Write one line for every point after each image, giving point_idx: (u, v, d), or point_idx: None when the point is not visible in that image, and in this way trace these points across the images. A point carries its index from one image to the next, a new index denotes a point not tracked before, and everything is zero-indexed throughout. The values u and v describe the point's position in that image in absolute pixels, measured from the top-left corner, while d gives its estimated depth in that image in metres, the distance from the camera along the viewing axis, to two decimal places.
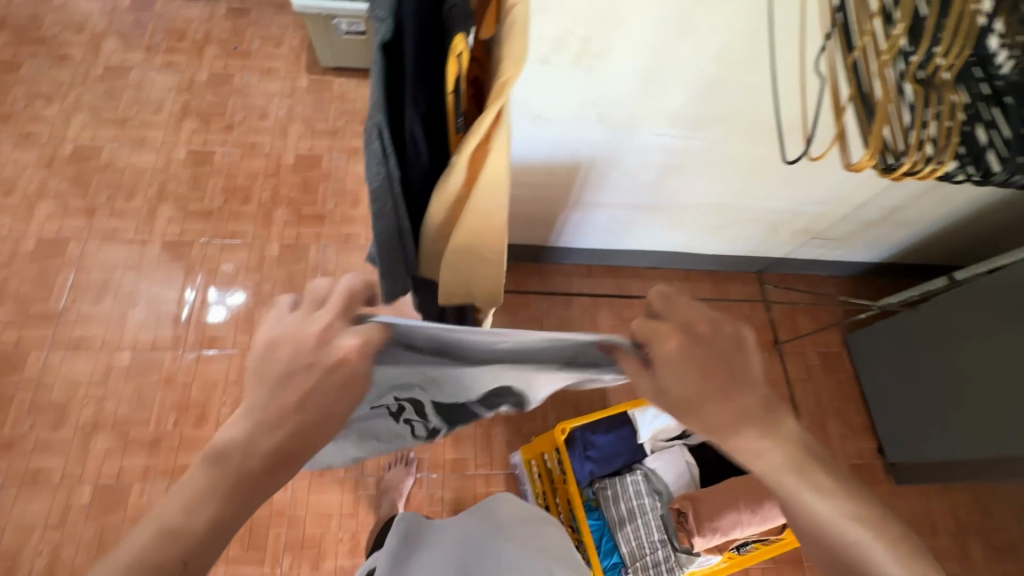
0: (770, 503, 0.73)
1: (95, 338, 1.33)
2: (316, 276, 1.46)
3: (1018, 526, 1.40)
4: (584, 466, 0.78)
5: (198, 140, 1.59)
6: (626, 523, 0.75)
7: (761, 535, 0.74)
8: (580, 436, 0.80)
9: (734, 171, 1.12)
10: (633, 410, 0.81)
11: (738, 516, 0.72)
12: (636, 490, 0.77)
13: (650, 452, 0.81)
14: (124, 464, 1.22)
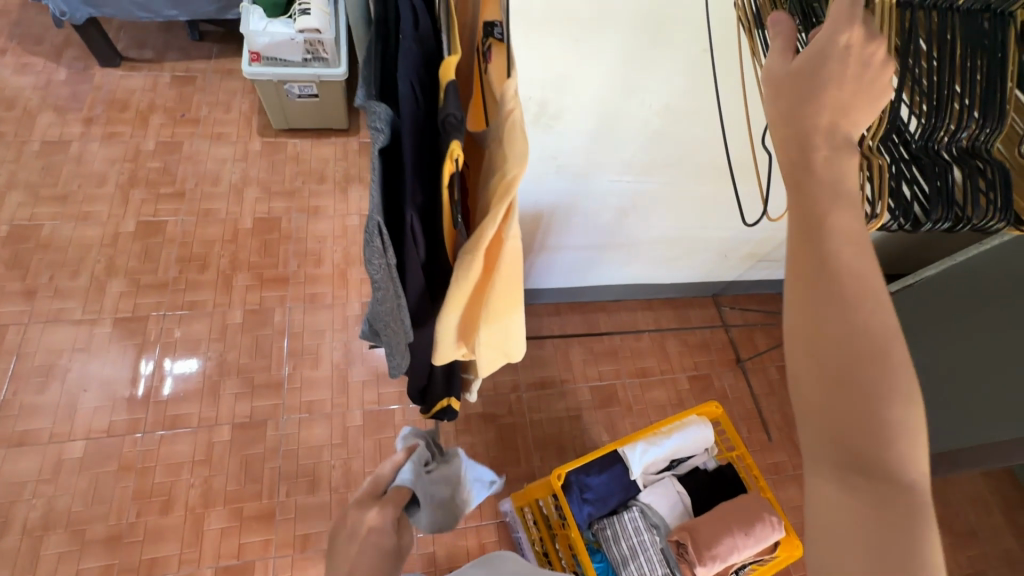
0: (762, 524, 0.77)
1: (41, 430, 1.23)
2: (284, 339, 1.42)
3: (974, 511, 1.50)
4: (582, 509, 0.79)
5: (148, 211, 1.55)
6: (629, 562, 0.77)
7: (757, 555, 0.78)
8: (575, 479, 0.80)
9: (684, 207, 1.21)
10: (623, 447, 0.83)
11: (734, 541, 0.75)
12: (635, 526, 0.79)
13: (643, 487, 0.83)
14: (81, 568, 1.12)
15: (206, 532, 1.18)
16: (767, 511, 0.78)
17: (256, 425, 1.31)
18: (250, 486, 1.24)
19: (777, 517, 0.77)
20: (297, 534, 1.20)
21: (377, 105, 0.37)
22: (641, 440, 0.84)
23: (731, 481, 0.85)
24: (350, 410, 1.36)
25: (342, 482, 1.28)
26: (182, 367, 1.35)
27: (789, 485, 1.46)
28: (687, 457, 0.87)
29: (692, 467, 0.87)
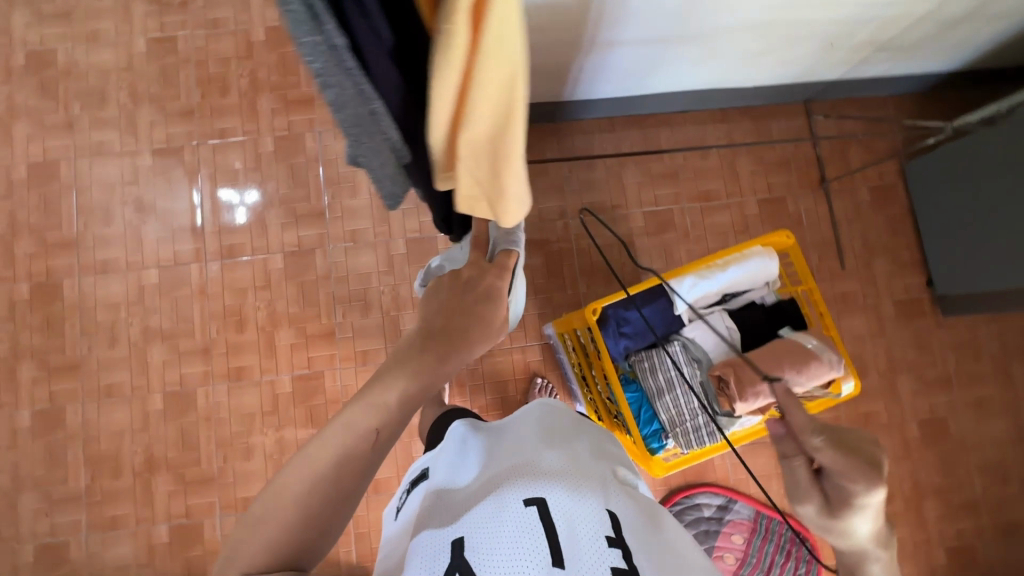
0: (818, 363, 0.71)
1: (118, 259, 1.33)
2: (319, 168, 1.36)
3: None
4: (618, 342, 0.76)
5: (155, 26, 1.40)
6: (665, 394, 0.74)
7: (807, 392, 0.73)
8: (612, 313, 0.77)
9: None
10: (668, 281, 0.75)
11: (783, 379, 0.70)
12: (674, 361, 0.75)
13: (687, 322, 0.77)
14: (184, 373, 1.30)
15: (279, 347, 1.31)
16: (828, 352, 0.71)
17: (306, 253, 1.34)
18: (310, 309, 1.32)
19: (836, 356, 0.71)
20: (358, 350, 1.31)
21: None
22: (691, 273, 0.75)
23: (790, 316, 0.77)
24: (393, 239, 1.34)
25: (393, 306, 1.34)
26: (255, 196, 1.36)
27: (855, 314, 1.36)
28: (743, 291, 0.78)
29: (749, 301, 0.78)
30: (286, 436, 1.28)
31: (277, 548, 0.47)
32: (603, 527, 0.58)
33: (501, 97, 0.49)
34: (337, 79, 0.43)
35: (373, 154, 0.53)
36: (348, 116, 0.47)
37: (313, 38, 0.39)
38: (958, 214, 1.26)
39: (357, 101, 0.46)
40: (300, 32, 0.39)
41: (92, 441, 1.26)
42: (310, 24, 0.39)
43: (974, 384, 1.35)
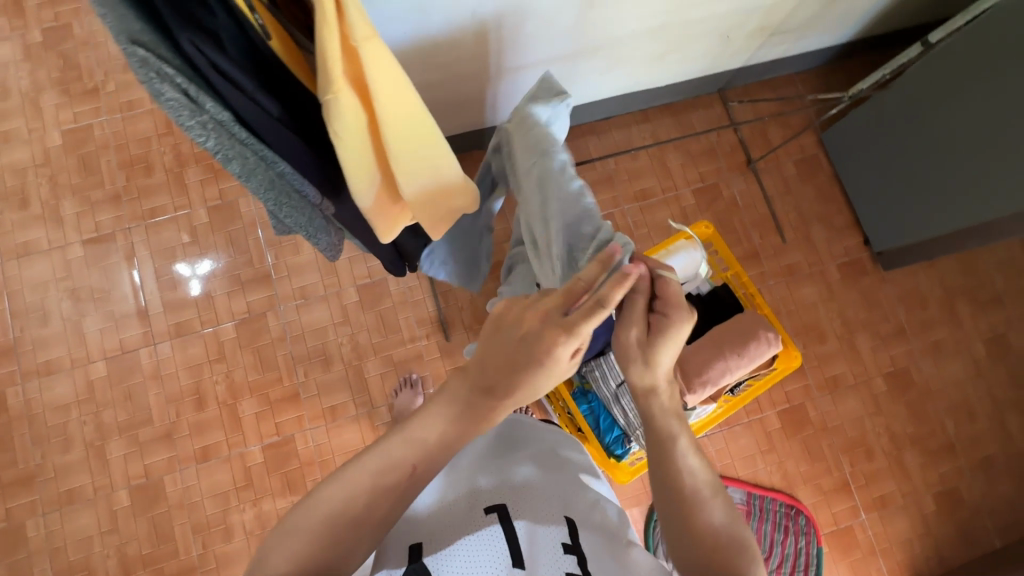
0: (756, 343, 0.73)
1: (62, 358, 1.28)
2: (257, 231, 1.35)
3: (1003, 276, 1.43)
4: None
5: (68, 117, 1.38)
6: (619, 400, 0.77)
7: (753, 372, 0.75)
8: None
9: None
10: None
11: (726, 364, 0.72)
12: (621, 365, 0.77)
13: None
14: (148, 463, 1.25)
15: (244, 418, 1.27)
16: (764, 331, 0.73)
17: (257, 318, 1.31)
18: (270, 374, 1.29)
19: (773, 333, 0.73)
20: (325, 407, 1.28)
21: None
22: None
23: (725, 301, 0.81)
24: (343, 288, 1.33)
25: (354, 355, 1.32)
26: (208, 265, 1.33)
27: (805, 284, 1.41)
28: None
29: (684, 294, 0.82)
30: (264, 507, 1.24)
31: (300, 562, 0.44)
32: (560, 535, 0.56)
33: (415, 147, 0.59)
34: (234, 150, 0.51)
35: (296, 205, 0.60)
36: (260, 179, 0.55)
37: (195, 120, 0.47)
38: (878, 173, 1.32)
39: (262, 166, 0.54)
40: (182, 119, 0.47)
41: (59, 553, 1.20)
42: (190, 109, 0.47)
43: (927, 331, 1.40)
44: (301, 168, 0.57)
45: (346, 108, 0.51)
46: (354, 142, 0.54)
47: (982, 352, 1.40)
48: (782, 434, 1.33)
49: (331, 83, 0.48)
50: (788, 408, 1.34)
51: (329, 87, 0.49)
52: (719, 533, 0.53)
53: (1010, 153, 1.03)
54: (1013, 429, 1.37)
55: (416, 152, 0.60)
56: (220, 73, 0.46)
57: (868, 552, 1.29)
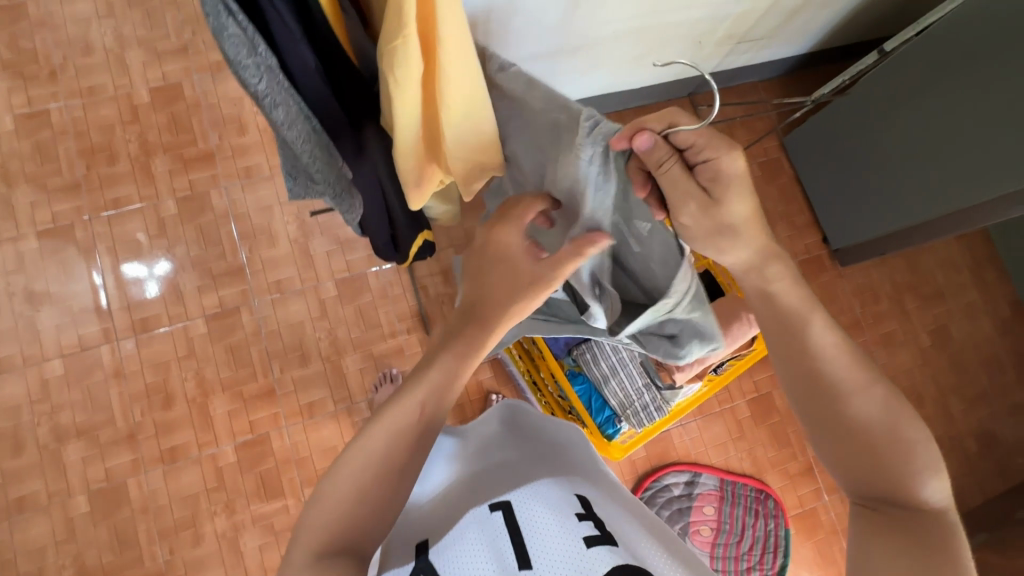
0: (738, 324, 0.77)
1: (12, 356, 1.20)
2: (229, 223, 1.31)
3: (944, 273, 1.56)
4: (558, 339, 0.86)
5: (21, 101, 1.30)
6: (610, 379, 0.81)
7: (737, 352, 0.80)
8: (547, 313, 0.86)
9: None
10: None
11: (712, 343, 0.76)
12: (612, 346, 0.80)
13: None
14: (110, 466, 1.18)
15: (215, 416, 1.23)
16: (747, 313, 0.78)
17: (230, 313, 1.27)
18: (243, 370, 1.25)
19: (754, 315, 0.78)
20: (302, 404, 1.25)
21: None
22: None
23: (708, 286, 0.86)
24: (321, 282, 1.31)
25: (332, 350, 1.30)
26: (168, 265, 1.28)
27: None
28: None
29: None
30: (237, 509, 1.19)
31: (337, 524, 0.49)
32: (571, 507, 0.54)
33: (467, 107, 0.58)
34: (282, 98, 0.49)
35: (326, 163, 0.59)
36: (300, 132, 0.53)
37: (251, 59, 0.45)
38: (835, 175, 1.42)
39: (302, 119, 0.52)
40: (239, 57, 0.44)
41: (8, 565, 1.11)
42: (246, 47, 0.45)
43: (879, 323, 1.50)
44: (330, 127, 0.56)
45: (413, 55, 0.50)
46: (408, 93, 0.54)
47: (927, 342, 1.51)
48: (751, 421, 1.39)
49: (404, 26, 0.47)
50: (757, 397, 1.40)
51: (399, 31, 0.48)
52: (871, 431, 0.53)
53: (954, 153, 1.13)
54: (955, 414, 1.48)
55: (465, 111, 0.59)
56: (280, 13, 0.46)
57: (831, 532, 1.36)
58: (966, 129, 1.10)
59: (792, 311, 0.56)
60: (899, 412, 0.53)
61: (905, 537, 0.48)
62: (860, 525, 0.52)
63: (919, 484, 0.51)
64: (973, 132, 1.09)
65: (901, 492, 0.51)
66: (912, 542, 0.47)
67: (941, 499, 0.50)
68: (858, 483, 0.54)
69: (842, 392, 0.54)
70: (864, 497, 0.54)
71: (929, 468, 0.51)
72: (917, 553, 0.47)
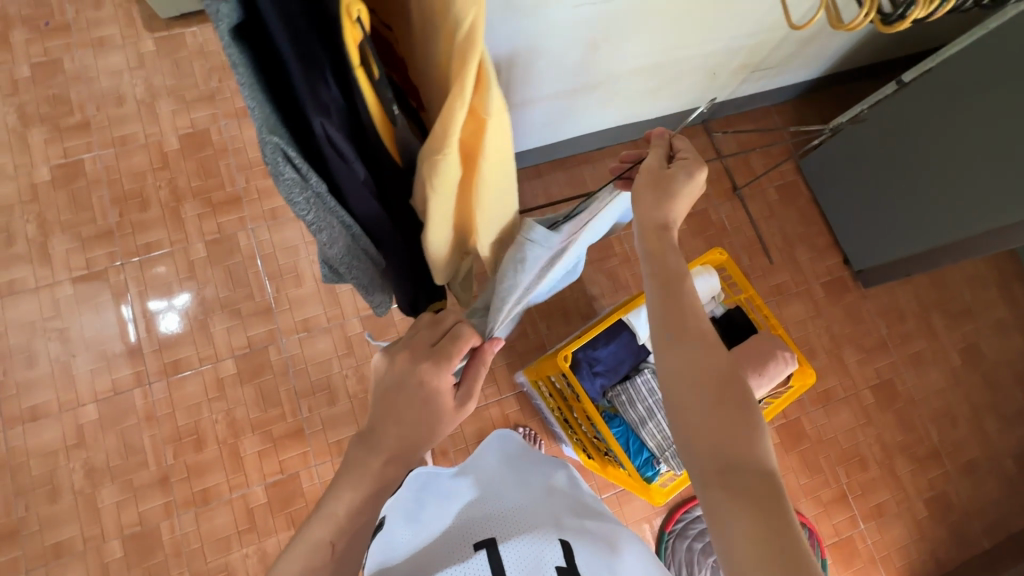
0: (775, 362, 0.80)
1: (49, 402, 1.22)
2: (257, 264, 1.33)
3: (970, 290, 1.54)
4: (594, 382, 0.88)
5: (58, 152, 1.35)
6: (647, 421, 0.84)
7: (774, 388, 0.83)
8: (583, 357, 0.88)
9: (662, 23, 1.01)
10: (627, 315, 0.87)
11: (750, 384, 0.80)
12: (648, 387, 0.85)
13: (653, 348, 0.89)
14: (143, 510, 1.19)
15: (246, 457, 1.23)
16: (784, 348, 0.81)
17: (258, 353, 1.29)
18: (273, 410, 1.26)
19: (790, 352, 0.80)
20: (331, 442, 1.26)
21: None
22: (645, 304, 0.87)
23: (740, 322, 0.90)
24: (347, 320, 1.32)
25: (359, 388, 1.30)
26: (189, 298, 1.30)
27: (793, 302, 1.48)
28: None
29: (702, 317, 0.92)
30: (269, 551, 1.19)
31: None
32: (554, 560, 0.60)
33: (501, 202, 0.54)
34: (326, 219, 0.47)
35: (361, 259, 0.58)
36: (340, 243, 0.52)
37: (303, 195, 0.43)
38: (855, 197, 1.42)
39: (343, 232, 0.50)
40: (293, 195, 0.42)
41: None
42: (299, 184, 0.42)
43: (907, 343, 1.48)
44: (371, 228, 0.53)
45: (451, 170, 0.44)
46: (448, 198, 0.48)
47: (958, 361, 1.49)
48: (782, 448, 1.37)
49: (444, 146, 0.41)
50: (786, 423, 1.38)
51: (439, 147, 0.42)
52: (723, 387, 0.50)
53: (973, 177, 1.14)
54: (991, 434, 1.45)
55: (497, 207, 0.54)
56: (336, 144, 0.41)
57: (869, 562, 1.33)
58: (984, 154, 1.11)
59: (672, 271, 0.57)
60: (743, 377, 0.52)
61: (753, 501, 0.45)
62: (717, 499, 0.46)
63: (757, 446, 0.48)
64: (990, 158, 1.10)
65: (746, 453, 0.48)
66: (759, 505, 0.45)
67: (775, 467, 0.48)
68: (710, 448, 0.48)
69: (706, 347, 0.52)
70: (716, 470, 0.48)
71: (763, 434, 0.49)
72: (763, 521, 0.44)
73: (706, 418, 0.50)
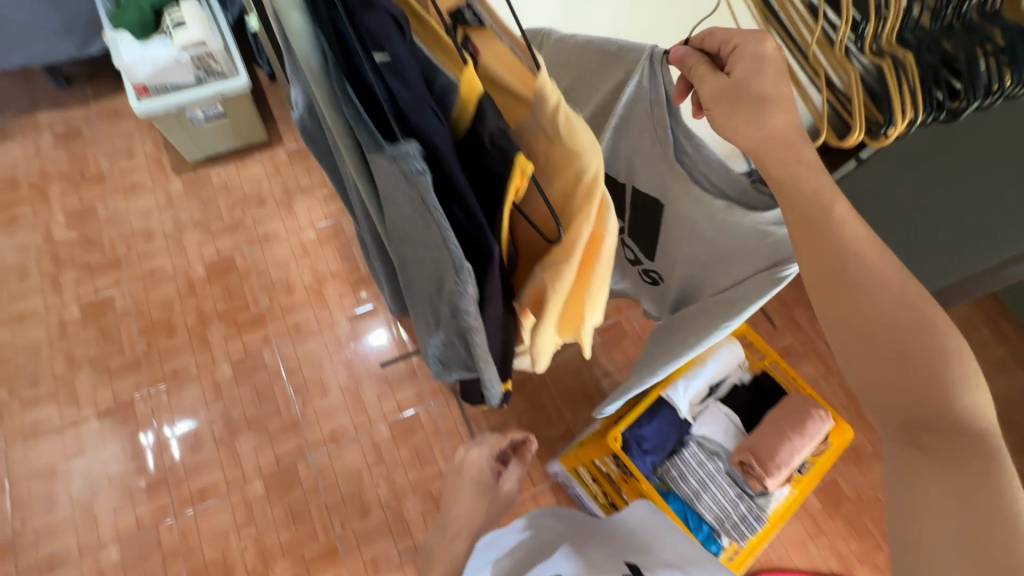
0: (811, 422, 0.87)
1: (69, 548, 1.17)
2: (282, 378, 1.36)
3: (963, 333, 1.62)
4: (645, 459, 0.89)
5: (88, 290, 1.41)
6: (701, 493, 0.88)
7: (817, 447, 0.88)
8: (631, 435, 0.89)
9: None
10: (666, 391, 0.92)
11: (793, 445, 0.86)
12: (697, 459, 0.90)
13: (693, 421, 0.93)
14: None
15: None
16: (817, 407, 0.87)
17: (287, 469, 1.27)
18: (303, 530, 1.22)
19: (824, 410, 0.87)
20: (366, 559, 1.21)
21: (406, 145, 0.36)
22: (680, 378, 0.93)
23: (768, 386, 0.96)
24: (374, 425, 1.33)
25: (391, 496, 1.28)
26: (187, 424, 1.30)
27: (803, 362, 1.53)
28: (723, 378, 0.97)
29: (731, 385, 0.97)
30: None
31: None
32: None
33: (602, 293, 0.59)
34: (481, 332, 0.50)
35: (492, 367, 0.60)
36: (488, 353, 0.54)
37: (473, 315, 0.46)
38: None
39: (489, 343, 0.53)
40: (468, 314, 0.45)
41: None
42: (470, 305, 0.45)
43: None
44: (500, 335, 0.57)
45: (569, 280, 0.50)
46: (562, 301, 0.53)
47: None
48: (825, 513, 1.34)
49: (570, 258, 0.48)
50: (823, 485, 1.37)
51: (565, 259, 0.48)
52: (932, 350, 0.44)
53: (958, 219, 1.14)
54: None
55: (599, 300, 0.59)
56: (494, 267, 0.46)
57: None
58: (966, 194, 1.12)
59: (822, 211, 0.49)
60: (934, 304, 0.46)
61: (958, 469, 0.43)
62: (903, 452, 0.46)
63: (966, 404, 0.44)
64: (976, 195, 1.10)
65: (954, 414, 0.44)
66: (968, 476, 0.42)
67: (983, 411, 0.44)
68: (893, 398, 0.46)
69: (882, 291, 0.46)
70: (902, 423, 0.46)
71: (969, 377, 0.44)
72: (964, 491, 0.41)
73: (889, 376, 0.46)
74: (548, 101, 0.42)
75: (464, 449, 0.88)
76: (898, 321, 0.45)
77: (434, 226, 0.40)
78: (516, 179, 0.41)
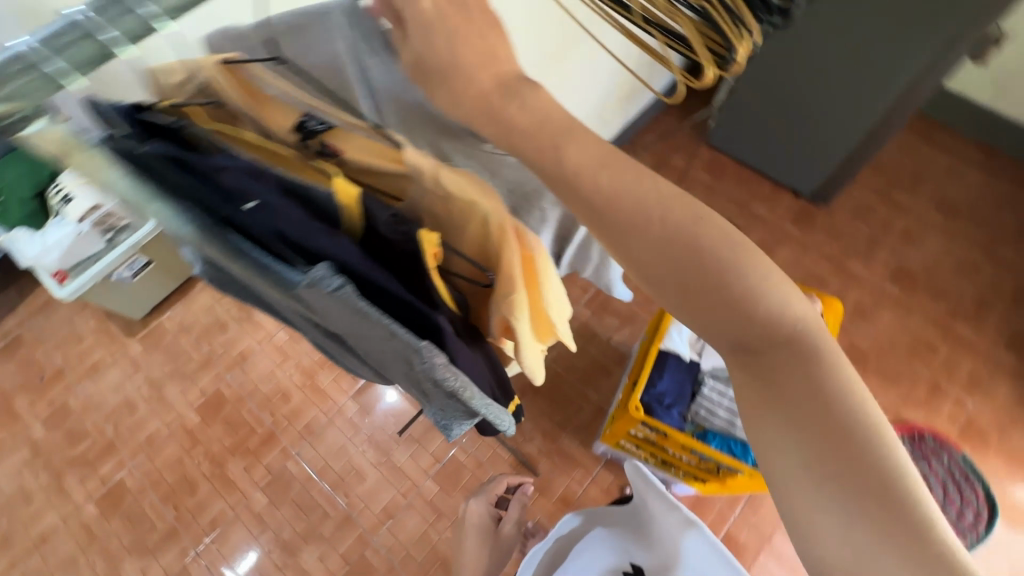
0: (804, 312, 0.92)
1: None
2: (317, 482, 1.35)
3: (907, 157, 1.67)
4: (671, 412, 0.92)
5: (96, 484, 1.39)
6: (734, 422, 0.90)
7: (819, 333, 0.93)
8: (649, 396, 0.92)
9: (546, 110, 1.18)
10: (664, 342, 0.95)
11: None
12: (718, 391, 0.93)
13: (700, 357, 0.97)
14: None
15: None
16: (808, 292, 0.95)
17: (359, 563, 1.27)
18: None
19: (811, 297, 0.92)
20: None
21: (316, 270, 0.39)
22: (671, 324, 0.97)
23: None
24: (421, 486, 1.33)
25: None
26: (244, 563, 1.29)
27: (779, 249, 1.56)
28: None
29: None
30: None
31: None
32: None
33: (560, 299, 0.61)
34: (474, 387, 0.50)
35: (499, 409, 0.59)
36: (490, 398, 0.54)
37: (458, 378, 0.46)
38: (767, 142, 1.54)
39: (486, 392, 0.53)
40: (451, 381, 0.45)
41: None
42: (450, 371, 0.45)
43: (891, 228, 1.57)
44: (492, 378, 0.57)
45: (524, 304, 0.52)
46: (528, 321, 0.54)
47: (942, 219, 1.57)
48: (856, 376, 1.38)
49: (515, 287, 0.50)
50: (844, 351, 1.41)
51: (510, 290, 0.50)
52: (735, 275, 0.40)
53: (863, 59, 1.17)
54: (1015, 260, 1.51)
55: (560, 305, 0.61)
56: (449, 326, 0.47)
57: (998, 432, 1.32)
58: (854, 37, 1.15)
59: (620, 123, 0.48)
60: (720, 228, 0.41)
61: (782, 404, 0.41)
62: (738, 383, 0.44)
63: (771, 313, 0.41)
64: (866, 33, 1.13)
65: (765, 329, 0.41)
66: (785, 408, 0.41)
67: (798, 319, 0.41)
68: (716, 329, 0.42)
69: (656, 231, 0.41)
70: (731, 348, 0.43)
71: (763, 278, 0.41)
72: (797, 424, 0.41)
73: (684, 299, 0.41)
74: (422, 172, 0.46)
75: (466, 503, 1.23)
76: (694, 259, 0.40)
77: (377, 324, 0.41)
78: (429, 251, 0.44)
